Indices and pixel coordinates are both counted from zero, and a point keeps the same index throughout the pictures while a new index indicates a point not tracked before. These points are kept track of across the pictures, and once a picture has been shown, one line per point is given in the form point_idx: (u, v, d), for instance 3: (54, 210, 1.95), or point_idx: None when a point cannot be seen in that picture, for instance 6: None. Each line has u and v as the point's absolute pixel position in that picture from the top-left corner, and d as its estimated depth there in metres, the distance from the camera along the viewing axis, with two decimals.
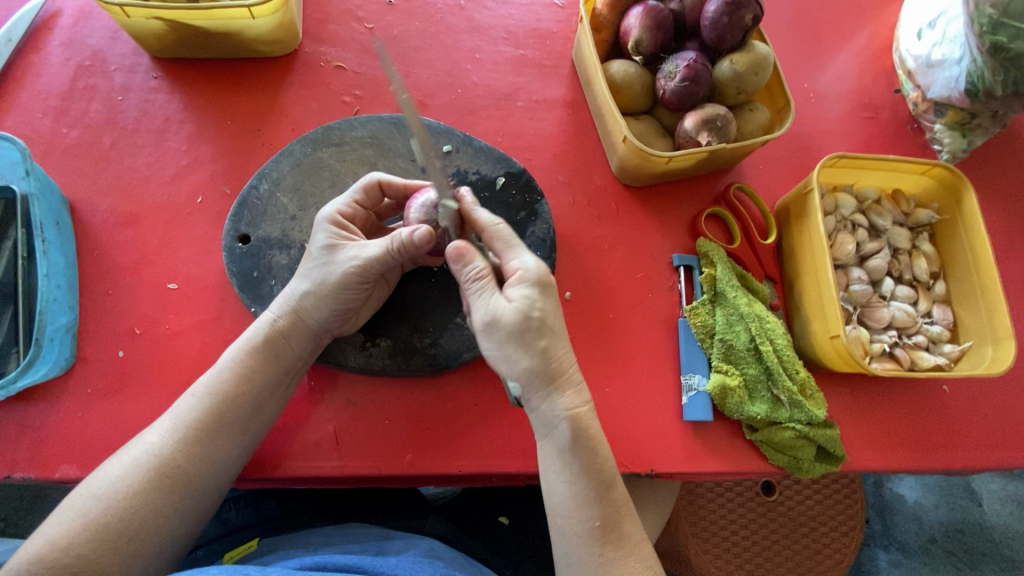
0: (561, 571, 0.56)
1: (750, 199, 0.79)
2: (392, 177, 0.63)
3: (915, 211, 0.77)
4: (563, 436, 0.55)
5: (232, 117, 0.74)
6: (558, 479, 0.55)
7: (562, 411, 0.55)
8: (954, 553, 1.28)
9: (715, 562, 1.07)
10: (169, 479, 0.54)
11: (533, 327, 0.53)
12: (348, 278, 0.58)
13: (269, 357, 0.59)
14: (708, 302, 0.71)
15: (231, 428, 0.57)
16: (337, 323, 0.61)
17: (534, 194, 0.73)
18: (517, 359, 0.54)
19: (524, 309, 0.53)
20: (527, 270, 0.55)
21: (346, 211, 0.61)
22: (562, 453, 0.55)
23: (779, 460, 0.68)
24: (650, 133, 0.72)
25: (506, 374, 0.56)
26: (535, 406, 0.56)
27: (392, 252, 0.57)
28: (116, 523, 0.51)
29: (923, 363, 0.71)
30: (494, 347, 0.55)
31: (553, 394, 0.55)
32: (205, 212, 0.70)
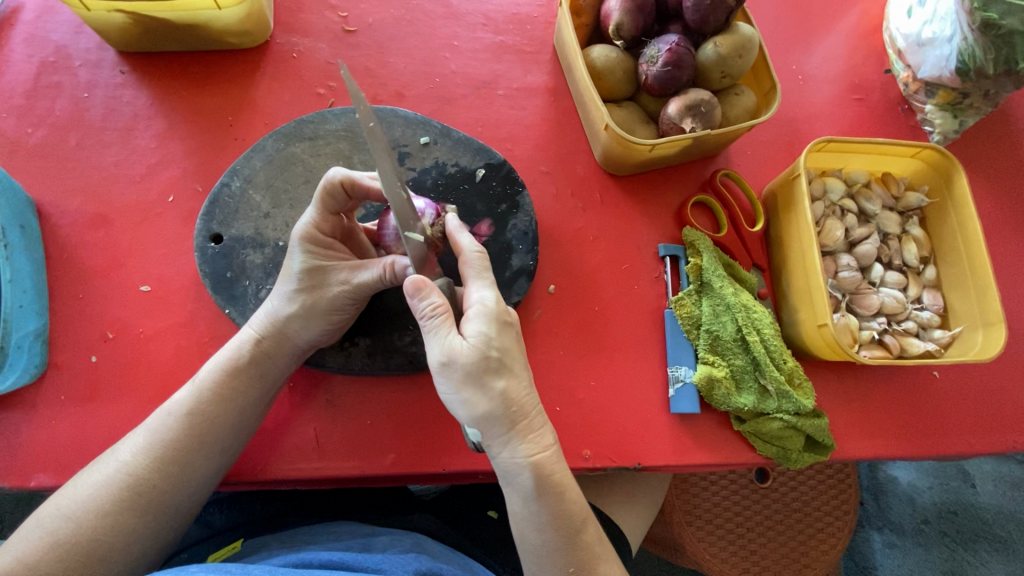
0: None
1: (737, 186, 0.77)
2: (359, 180, 0.58)
3: (905, 194, 0.76)
4: (526, 484, 0.53)
5: (203, 112, 0.72)
6: (525, 529, 0.55)
7: (523, 460, 0.53)
8: (946, 534, 1.29)
9: (709, 550, 1.07)
10: (144, 498, 0.54)
11: (491, 367, 0.51)
12: (341, 301, 0.59)
13: (255, 376, 0.59)
14: (694, 292, 0.70)
15: (207, 449, 0.56)
16: (324, 342, 0.62)
17: (515, 185, 0.71)
18: (474, 404, 0.51)
19: (482, 348, 0.51)
20: (486, 304, 0.53)
21: (321, 225, 0.59)
22: (528, 502, 0.54)
23: (768, 451, 0.67)
24: (632, 121, 0.70)
25: (463, 420, 0.52)
26: (494, 452, 0.54)
27: (384, 278, 0.58)
28: (87, 542, 0.51)
29: (912, 350, 0.70)
30: (450, 390, 0.52)
31: (515, 440, 0.53)
32: (177, 211, 0.68)
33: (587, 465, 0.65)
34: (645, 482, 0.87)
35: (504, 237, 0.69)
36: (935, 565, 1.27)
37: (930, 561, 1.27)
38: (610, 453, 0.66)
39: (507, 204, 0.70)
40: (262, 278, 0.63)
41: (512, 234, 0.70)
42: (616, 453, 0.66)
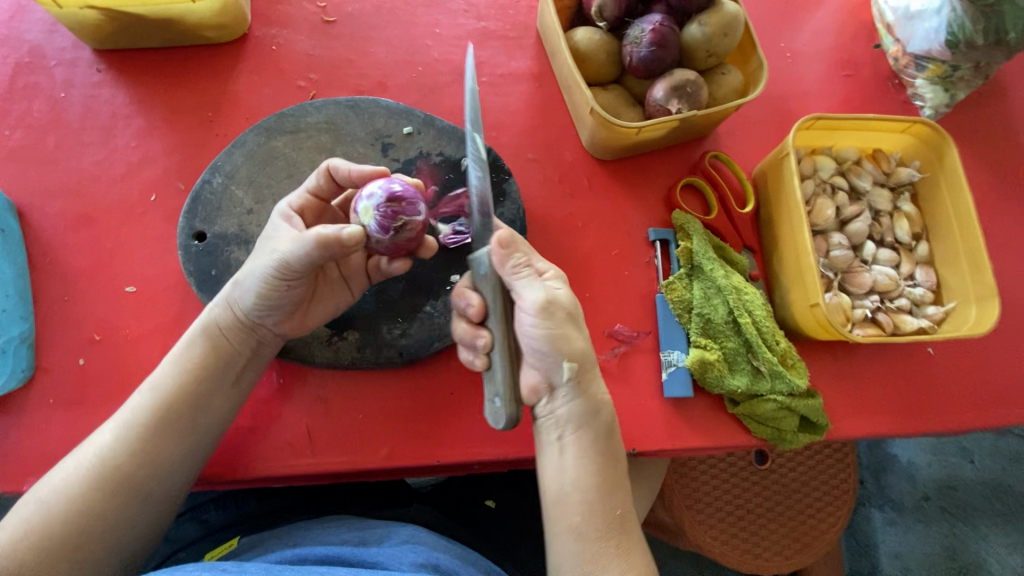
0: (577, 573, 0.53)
1: (727, 167, 0.76)
2: (337, 161, 0.59)
3: (896, 170, 0.75)
4: (603, 420, 0.56)
5: (184, 109, 0.71)
6: (585, 469, 0.55)
7: (603, 396, 0.57)
8: (946, 509, 1.30)
9: (710, 532, 1.07)
10: (109, 482, 0.53)
11: (575, 313, 0.57)
12: (272, 273, 0.54)
13: (205, 352, 0.57)
14: (685, 275, 0.70)
15: (168, 430, 0.55)
16: (272, 321, 0.58)
17: (501, 172, 0.70)
18: (563, 343, 0.54)
19: (570, 296, 0.57)
20: (556, 268, 0.60)
21: (294, 204, 0.59)
22: (598, 438, 0.56)
23: (762, 432, 0.67)
24: (618, 104, 0.69)
25: (559, 359, 0.54)
26: (563, 395, 0.55)
27: (308, 247, 0.52)
28: (57, 528, 0.51)
29: (905, 327, 0.69)
30: (544, 329, 0.54)
31: (592, 380, 0.57)
32: (160, 210, 0.67)
33: None
34: (643, 467, 0.87)
35: None
36: (936, 540, 1.28)
37: (930, 537, 1.28)
38: None
39: (494, 193, 0.69)
40: None
41: (500, 223, 0.68)
42: None
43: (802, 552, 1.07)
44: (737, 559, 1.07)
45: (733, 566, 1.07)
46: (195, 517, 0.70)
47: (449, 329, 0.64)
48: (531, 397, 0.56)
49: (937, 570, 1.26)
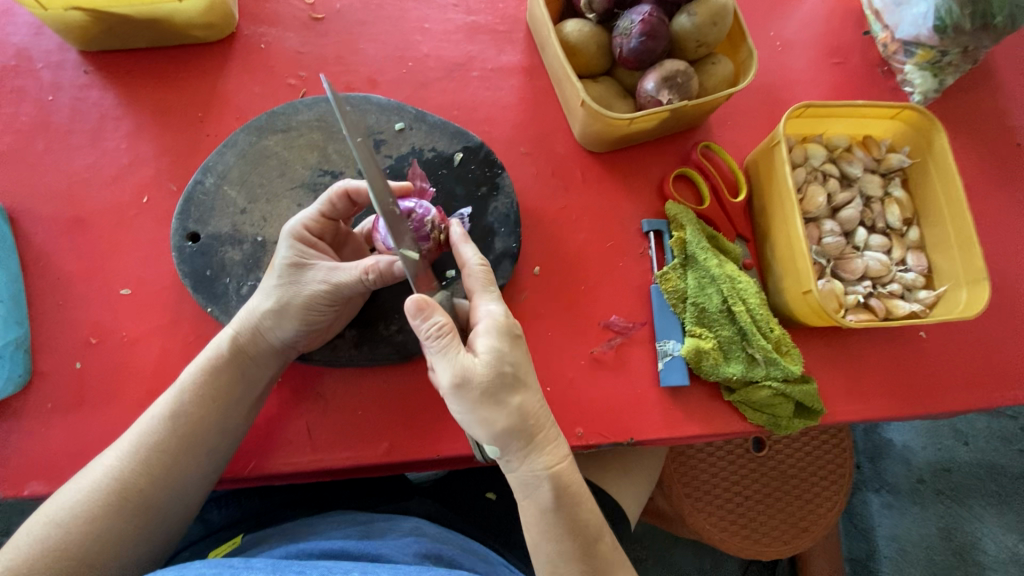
0: None
1: (719, 156, 0.76)
2: (359, 184, 0.59)
3: (886, 156, 0.76)
4: (545, 495, 0.54)
5: (173, 110, 0.71)
6: (539, 539, 0.55)
7: (541, 471, 0.54)
8: (942, 492, 1.31)
9: (710, 519, 1.08)
10: (132, 502, 0.53)
11: (507, 381, 0.52)
12: (316, 300, 0.57)
13: (234, 374, 0.58)
14: (679, 266, 0.70)
15: (194, 452, 0.56)
16: (303, 343, 0.61)
17: (494, 167, 0.69)
18: (488, 422, 0.52)
19: (496, 365, 0.51)
20: (492, 321, 0.54)
21: (314, 226, 0.59)
22: (544, 513, 0.55)
23: (759, 418, 0.67)
24: (609, 96, 0.69)
25: (480, 439, 0.53)
26: (510, 467, 0.55)
27: (363, 279, 0.57)
28: (77, 549, 0.50)
29: (898, 312, 0.70)
30: (465, 410, 0.52)
31: (532, 453, 0.54)
32: (153, 212, 0.67)
33: (581, 443, 0.66)
34: (641, 456, 0.88)
35: (485, 220, 0.68)
36: (932, 522, 1.30)
37: (926, 519, 1.30)
38: (603, 429, 0.67)
39: (487, 187, 0.69)
40: (243, 275, 0.62)
41: (494, 218, 0.68)
42: (609, 429, 0.67)
43: (800, 536, 1.08)
44: (736, 545, 1.08)
45: (733, 552, 1.08)
46: (200, 516, 0.70)
47: None
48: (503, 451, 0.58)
49: (933, 552, 1.28)
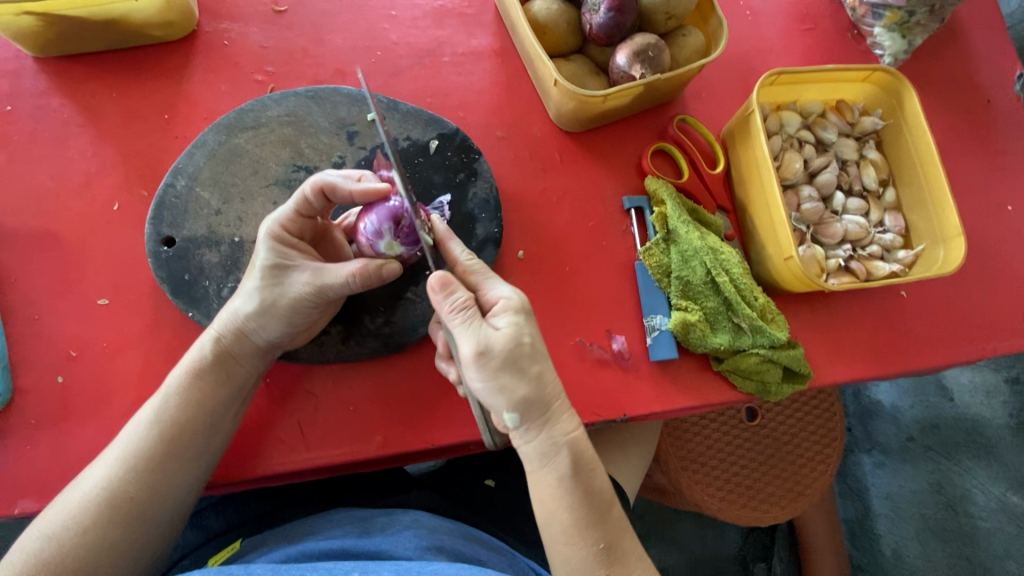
0: None
1: (695, 130, 0.77)
2: (336, 182, 0.56)
3: (859, 120, 0.76)
4: (564, 463, 0.55)
5: (139, 114, 0.69)
6: (556, 508, 0.55)
7: (560, 438, 0.55)
8: (931, 448, 1.34)
9: (708, 490, 1.10)
10: (121, 511, 0.53)
11: (526, 353, 0.52)
12: (301, 302, 0.56)
13: (219, 376, 0.57)
14: (662, 241, 0.70)
15: (180, 456, 0.55)
16: (288, 342, 0.60)
17: (471, 152, 0.68)
18: (506, 391, 0.52)
19: (515, 336, 0.52)
20: (510, 298, 0.54)
21: (290, 225, 0.58)
22: (563, 480, 0.55)
23: (748, 386, 0.68)
24: (582, 74, 0.69)
25: (501, 408, 0.53)
26: (526, 436, 0.55)
27: (348, 281, 0.56)
28: (71, 562, 0.50)
29: (878, 273, 0.71)
30: (484, 380, 0.52)
31: (550, 422, 0.54)
32: (125, 218, 0.65)
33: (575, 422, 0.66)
34: (637, 432, 0.88)
35: (465, 207, 0.67)
36: (922, 479, 1.33)
37: (918, 475, 1.33)
38: (597, 408, 0.67)
39: (465, 173, 0.68)
40: (223, 277, 0.61)
41: (474, 203, 0.67)
42: (602, 408, 0.67)
43: (796, 500, 1.11)
44: (735, 513, 1.10)
45: (732, 520, 1.11)
46: (195, 523, 0.69)
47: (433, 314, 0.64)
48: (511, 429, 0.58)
49: (924, 507, 1.32)
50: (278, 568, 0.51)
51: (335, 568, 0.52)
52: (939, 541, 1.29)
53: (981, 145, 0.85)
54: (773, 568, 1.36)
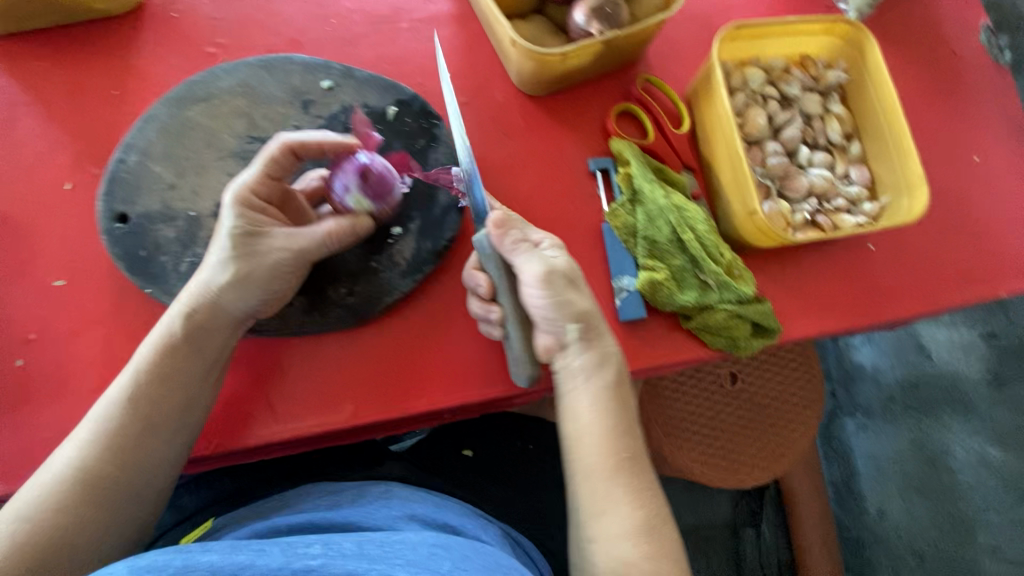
0: (604, 508, 0.58)
1: (659, 91, 0.76)
2: (306, 139, 0.58)
3: (824, 73, 0.76)
4: (609, 375, 0.60)
5: (87, 91, 0.67)
6: (601, 419, 0.60)
7: (605, 353, 0.61)
8: (911, 406, 1.30)
9: (691, 455, 1.11)
10: (100, 488, 0.53)
11: (580, 278, 0.61)
12: (280, 266, 0.57)
13: (192, 349, 0.56)
14: (628, 202, 0.70)
15: (156, 431, 0.55)
16: (262, 312, 0.59)
17: (431, 118, 0.67)
18: (569, 307, 0.58)
19: (569, 263, 0.61)
20: (555, 239, 0.63)
21: (260, 189, 0.58)
22: (607, 390, 0.60)
23: (717, 343, 0.68)
24: (540, 35, 0.68)
25: (563, 318, 0.58)
26: (572, 353, 0.60)
27: (326, 241, 0.59)
28: (52, 540, 0.51)
29: (845, 225, 0.71)
30: (548, 295, 0.58)
31: (600, 337, 0.61)
32: (79, 198, 0.64)
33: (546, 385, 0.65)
34: None
35: (426, 173, 0.66)
36: (902, 436, 1.31)
37: (898, 434, 1.31)
38: None
39: (425, 139, 0.67)
40: (179, 252, 0.60)
41: (435, 169, 0.66)
42: None
43: (778, 461, 1.12)
44: (718, 476, 1.11)
45: (715, 483, 1.12)
46: (172, 503, 0.70)
47: (397, 282, 0.64)
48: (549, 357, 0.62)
49: (908, 465, 1.29)
50: (234, 544, 0.49)
51: (296, 541, 0.51)
52: (920, 496, 1.26)
53: (947, 97, 0.84)
54: (763, 533, 1.39)
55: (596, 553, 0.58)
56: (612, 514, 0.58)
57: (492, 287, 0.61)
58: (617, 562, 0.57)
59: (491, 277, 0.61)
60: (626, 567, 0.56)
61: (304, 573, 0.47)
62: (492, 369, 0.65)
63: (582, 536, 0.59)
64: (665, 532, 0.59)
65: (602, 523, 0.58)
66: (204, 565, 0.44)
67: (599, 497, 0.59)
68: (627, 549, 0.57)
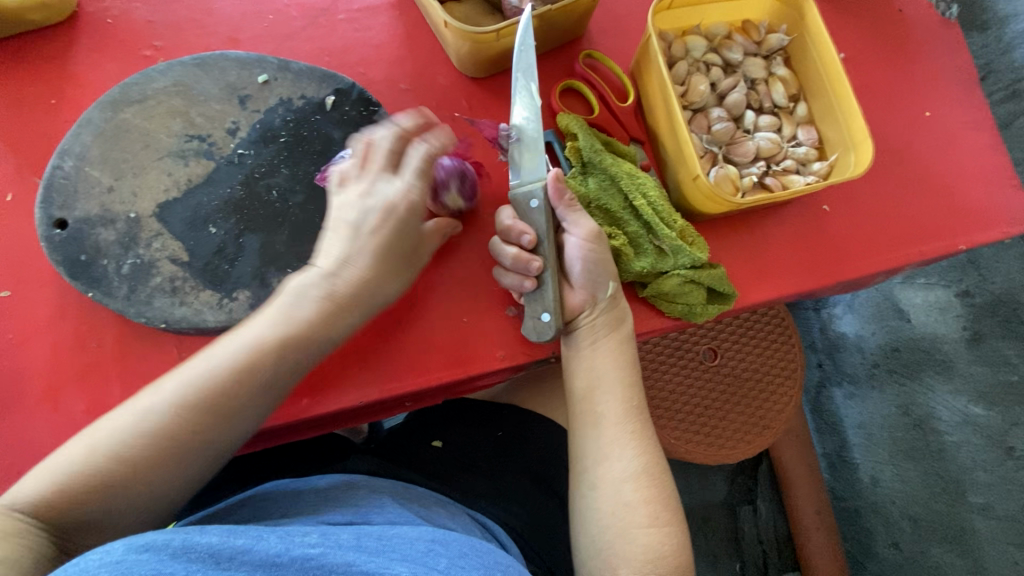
0: (609, 458, 0.64)
1: (603, 65, 0.76)
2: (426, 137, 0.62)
3: (766, 37, 0.75)
4: (626, 330, 0.67)
5: (24, 101, 0.67)
6: (609, 372, 0.66)
7: (626, 308, 0.68)
8: (895, 371, 1.29)
9: (673, 433, 1.11)
10: (145, 480, 0.50)
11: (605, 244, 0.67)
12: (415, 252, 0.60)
13: (258, 373, 0.53)
14: (578, 173, 0.69)
15: (204, 445, 0.52)
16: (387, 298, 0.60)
17: (370, 105, 0.67)
18: (609, 264, 0.65)
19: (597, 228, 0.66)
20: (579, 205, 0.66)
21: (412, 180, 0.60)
22: (624, 340, 0.67)
23: (674, 310, 0.69)
24: (475, 14, 0.68)
25: (611, 276, 0.65)
26: (602, 308, 0.66)
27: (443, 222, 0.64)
28: (82, 514, 0.49)
29: (794, 186, 0.71)
30: (591, 256, 0.63)
31: (620, 295, 0.67)
32: (20, 208, 0.64)
33: (504, 364, 0.65)
34: None
35: None
36: (890, 403, 1.30)
37: (885, 401, 1.31)
38: (527, 349, 0.66)
39: (366, 126, 0.66)
40: (121, 254, 0.59)
41: None
42: (531, 347, 0.66)
43: (763, 434, 1.11)
44: (703, 454, 1.11)
45: (699, 460, 1.11)
46: None
47: None
48: (574, 314, 0.67)
49: (895, 429, 1.28)
50: (231, 526, 0.47)
51: (291, 530, 0.51)
52: (910, 461, 1.25)
53: (896, 55, 0.85)
54: (759, 509, 1.39)
55: (598, 496, 0.63)
56: (618, 459, 0.64)
57: (537, 238, 0.62)
58: (619, 505, 0.62)
59: (538, 230, 0.62)
60: (627, 508, 0.62)
61: (306, 561, 0.47)
62: (448, 352, 0.65)
63: (586, 480, 0.65)
64: (666, 478, 0.65)
65: (606, 468, 0.64)
66: (204, 546, 0.44)
67: (605, 444, 0.65)
68: (628, 492, 0.63)
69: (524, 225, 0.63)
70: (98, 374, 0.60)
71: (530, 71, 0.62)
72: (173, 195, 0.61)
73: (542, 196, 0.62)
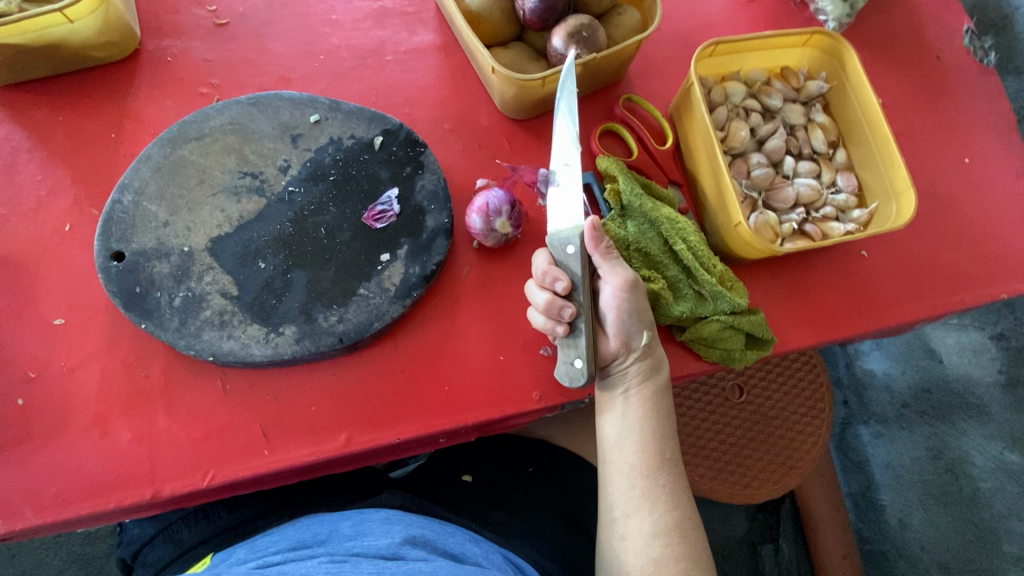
0: (640, 512, 0.65)
1: (642, 108, 0.77)
2: (413, 177, 0.67)
3: (805, 84, 0.76)
4: (661, 379, 0.67)
5: (87, 135, 0.70)
6: (643, 422, 0.67)
7: (661, 355, 0.67)
8: (926, 413, 1.24)
9: (698, 470, 1.09)
10: None
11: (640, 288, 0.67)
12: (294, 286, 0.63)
13: None
14: (618, 216, 0.70)
15: None
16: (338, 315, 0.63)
17: (417, 146, 0.69)
18: (645, 314, 0.65)
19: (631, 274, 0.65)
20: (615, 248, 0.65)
21: (342, 226, 0.65)
22: (660, 391, 0.67)
23: (712, 354, 0.68)
24: (521, 60, 0.70)
25: (645, 324, 0.65)
26: (636, 356, 0.66)
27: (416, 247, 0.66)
28: None
29: (834, 233, 0.71)
30: (626, 305, 0.63)
31: (655, 344, 0.66)
32: (77, 238, 0.66)
33: (541, 405, 0.64)
34: None
35: (413, 200, 0.67)
36: (918, 445, 1.24)
37: (914, 442, 1.25)
38: (564, 390, 0.66)
39: (412, 166, 0.68)
40: (174, 286, 0.61)
41: (422, 196, 0.67)
42: (567, 389, 0.66)
43: (790, 475, 1.09)
44: (730, 493, 1.08)
45: (727, 500, 1.09)
46: (170, 538, 0.69)
47: (387, 307, 0.63)
48: (609, 358, 0.67)
49: (925, 473, 1.22)
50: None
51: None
52: (941, 506, 1.19)
53: (934, 101, 0.85)
54: (782, 548, 1.35)
55: (627, 549, 0.64)
56: (648, 514, 0.64)
57: (571, 285, 0.62)
58: (648, 560, 0.63)
59: (574, 277, 0.61)
60: (656, 564, 0.63)
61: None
62: (486, 391, 0.65)
63: (616, 532, 0.65)
64: (697, 532, 0.65)
65: (636, 522, 0.65)
66: None
67: (636, 497, 0.65)
68: (658, 548, 0.63)
69: (559, 270, 0.62)
70: (145, 404, 0.61)
71: (574, 116, 0.61)
72: (226, 230, 0.63)
73: (580, 243, 0.61)
